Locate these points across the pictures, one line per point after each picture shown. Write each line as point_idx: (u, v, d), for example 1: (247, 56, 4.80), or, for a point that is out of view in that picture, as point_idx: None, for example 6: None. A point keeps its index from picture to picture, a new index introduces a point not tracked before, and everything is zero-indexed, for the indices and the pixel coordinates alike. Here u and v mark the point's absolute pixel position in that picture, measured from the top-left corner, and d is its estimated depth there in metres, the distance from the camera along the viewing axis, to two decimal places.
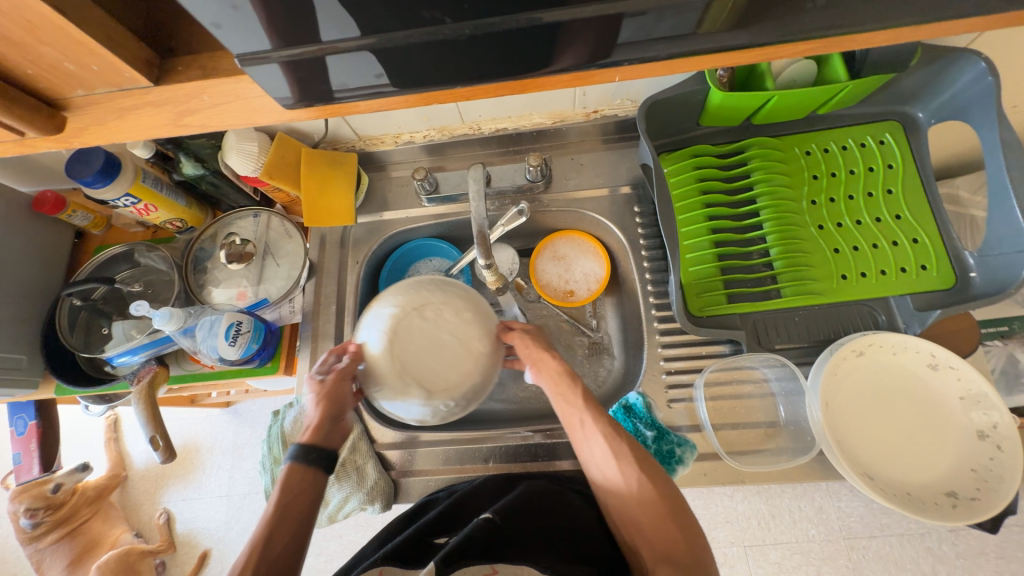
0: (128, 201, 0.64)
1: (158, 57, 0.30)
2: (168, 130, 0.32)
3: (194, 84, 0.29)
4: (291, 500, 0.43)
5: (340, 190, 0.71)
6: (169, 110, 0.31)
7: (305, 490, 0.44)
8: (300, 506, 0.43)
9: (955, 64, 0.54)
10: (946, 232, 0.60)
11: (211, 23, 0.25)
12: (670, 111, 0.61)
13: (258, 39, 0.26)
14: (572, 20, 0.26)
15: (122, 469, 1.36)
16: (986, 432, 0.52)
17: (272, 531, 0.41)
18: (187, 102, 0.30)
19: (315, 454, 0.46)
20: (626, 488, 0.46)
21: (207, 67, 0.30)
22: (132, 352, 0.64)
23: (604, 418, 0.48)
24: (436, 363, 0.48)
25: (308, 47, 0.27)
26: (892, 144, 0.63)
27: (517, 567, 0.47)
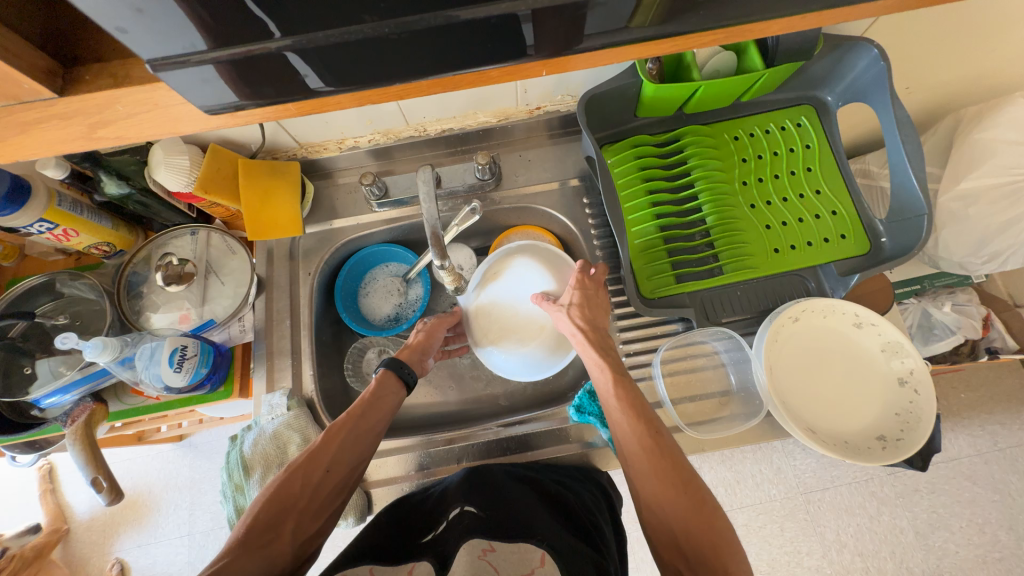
0: (42, 227, 0.58)
1: (62, 67, 0.28)
2: (80, 145, 0.30)
3: (105, 93, 0.28)
4: (377, 399, 0.56)
5: (284, 200, 0.69)
6: (79, 123, 0.29)
7: (387, 396, 0.57)
8: (383, 405, 0.56)
9: (852, 52, 0.60)
10: (859, 203, 0.66)
11: (115, 28, 0.23)
12: (608, 103, 0.63)
13: (172, 42, 0.25)
14: (498, 15, 0.26)
15: (63, 523, 1.24)
16: (905, 378, 0.58)
17: (367, 409, 0.55)
18: (99, 113, 0.28)
19: (407, 370, 0.60)
20: (665, 501, 0.47)
21: (118, 75, 0.28)
22: (62, 391, 0.59)
23: (648, 431, 0.51)
24: (520, 322, 0.67)
25: (229, 50, 0.26)
26: (808, 126, 0.69)
27: (513, 545, 0.49)
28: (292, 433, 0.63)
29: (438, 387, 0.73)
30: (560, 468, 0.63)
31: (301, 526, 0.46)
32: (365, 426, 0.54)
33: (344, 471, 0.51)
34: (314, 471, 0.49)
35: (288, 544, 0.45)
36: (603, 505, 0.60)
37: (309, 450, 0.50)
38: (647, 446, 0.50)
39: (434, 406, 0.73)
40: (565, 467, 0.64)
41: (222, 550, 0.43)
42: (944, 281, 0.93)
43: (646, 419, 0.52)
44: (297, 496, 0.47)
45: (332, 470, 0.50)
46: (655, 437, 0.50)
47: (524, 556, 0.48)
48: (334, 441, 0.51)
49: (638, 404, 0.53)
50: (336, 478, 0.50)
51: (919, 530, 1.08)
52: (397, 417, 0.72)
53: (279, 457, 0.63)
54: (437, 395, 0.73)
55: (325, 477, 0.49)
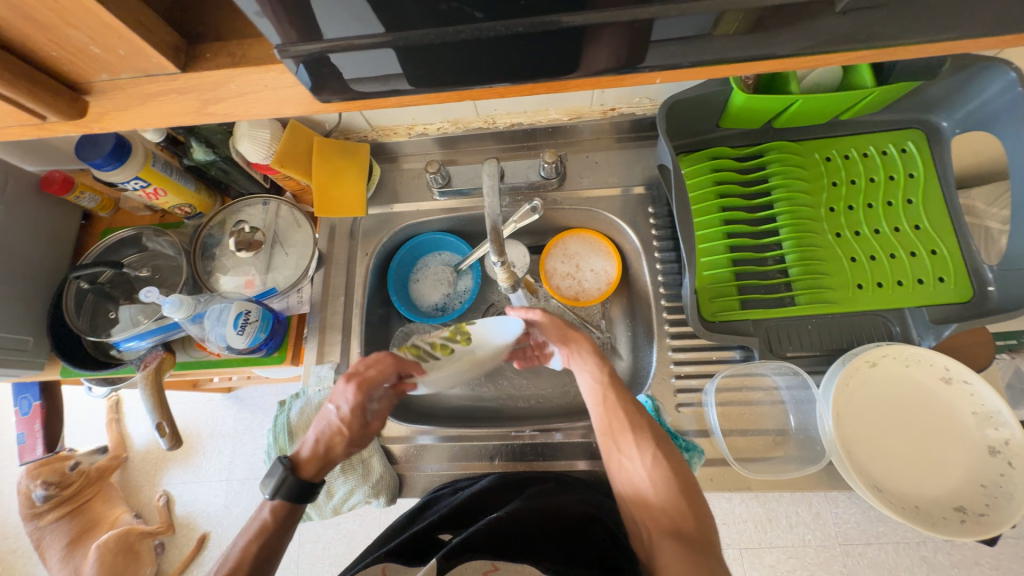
0: (137, 185, 0.63)
1: (185, 43, 0.29)
2: (191, 119, 0.31)
3: (222, 72, 0.28)
4: (271, 539, 0.48)
5: (352, 181, 0.70)
6: (194, 98, 0.30)
7: (280, 530, 0.49)
8: (275, 543, 0.49)
9: (984, 74, 0.53)
10: (965, 245, 0.59)
11: (255, 12, 0.24)
12: (691, 111, 0.59)
13: (300, 29, 0.25)
14: (638, 20, 0.25)
15: (122, 451, 1.37)
16: (998, 448, 0.52)
17: (259, 543, 0.48)
18: (213, 91, 0.29)
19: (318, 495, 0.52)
20: (638, 460, 0.53)
21: (235, 54, 0.29)
22: (139, 337, 0.64)
23: (628, 399, 0.56)
24: None
25: (355, 39, 0.26)
26: (914, 153, 0.62)
27: (518, 565, 0.48)
28: None
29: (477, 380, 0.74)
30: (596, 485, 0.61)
31: None
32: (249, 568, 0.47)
33: None
34: None
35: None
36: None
37: None
38: (628, 411, 0.55)
39: (470, 400, 0.73)
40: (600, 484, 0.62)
41: None
42: None
43: (624, 394, 0.57)
44: None
45: None
46: (634, 406, 0.56)
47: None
48: None
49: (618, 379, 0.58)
50: None
51: None
52: (434, 405, 0.73)
53: None
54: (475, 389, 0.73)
55: None
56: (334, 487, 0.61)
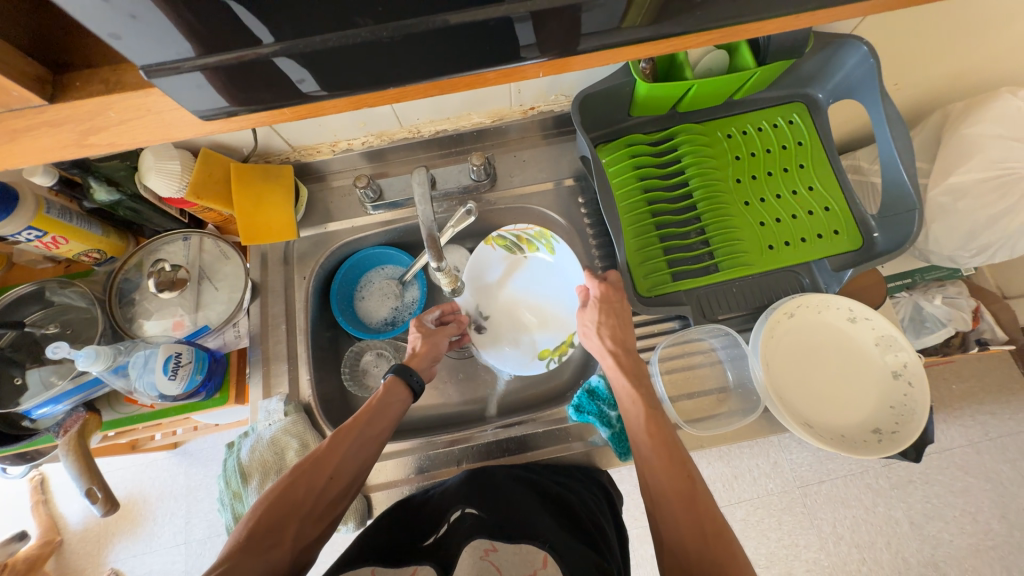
0: (31, 235, 0.58)
1: (51, 73, 0.28)
2: (71, 152, 0.29)
3: (97, 99, 0.27)
4: (385, 406, 0.56)
5: (279, 204, 0.68)
6: (70, 130, 0.28)
7: (395, 404, 0.57)
8: (389, 414, 0.56)
9: (842, 49, 0.61)
10: (852, 199, 0.67)
11: (109, 34, 0.23)
12: (603, 103, 0.63)
13: (165, 46, 0.24)
14: (494, 18, 0.26)
15: (55, 534, 1.22)
16: (899, 371, 0.59)
17: (376, 411, 0.55)
18: (90, 120, 0.28)
19: (414, 377, 0.59)
20: (680, 514, 0.46)
21: (110, 80, 0.28)
22: (54, 402, 0.58)
23: (673, 449, 0.50)
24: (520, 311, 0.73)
25: (223, 54, 0.25)
26: (801, 123, 0.69)
27: (514, 546, 0.49)
28: (289, 439, 0.62)
29: (436, 389, 0.73)
30: (562, 469, 0.63)
31: (304, 532, 0.47)
32: (372, 431, 0.54)
33: (344, 482, 0.51)
34: (319, 474, 0.49)
35: (289, 549, 0.45)
36: (604, 505, 0.60)
37: (315, 453, 0.51)
38: (673, 461, 0.49)
39: (433, 409, 0.73)
40: (567, 468, 0.64)
41: (225, 551, 0.43)
42: (934, 275, 1.05)
43: (672, 445, 0.51)
44: (302, 502, 0.47)
45: (335, 477, 0.50)
46: (682, 460, 0.49)
47: (525, 557, 0.48)
48: (343, 443, 0.52)
49: (663, 425, 0.52)
50: (338, 486, 0.50)
51: (914, 521, 1.09)
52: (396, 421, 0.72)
53: (277, 463, 0.61)
54: (436, 397, 0.73)
55: (330, 482, 0.50)
56: None
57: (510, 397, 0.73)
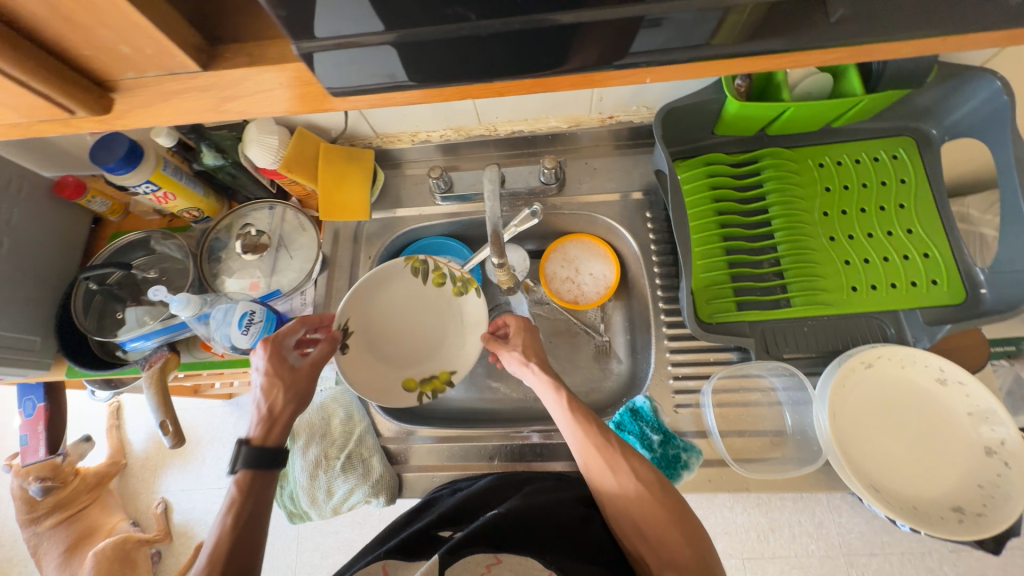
0: (148, 188, 0.65)
1: (206, 44, 0.31)
2: (210, 116, 0.33)
3: (239, 70, 0.30)
4: (248, 512, 0.48)
5: (355, 185, 0.72)
6: (213, 96, 0.31)
7: (260, 499, 0.49)
8: (254, 517, 0.48)
9: (971, 83, 0.55)
10: (958, 248, 0.60)
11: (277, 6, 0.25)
12: (687, 118, 0.61)
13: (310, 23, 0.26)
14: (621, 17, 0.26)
15: (122, 457, 1.37)
16: (994, 448, 0.52)
17: (236, 528, 0.47)
18: (231, 88, 0.31)
19: (271, 458, 0.51)
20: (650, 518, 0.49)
21: (253, 54, 0.30)
22: (145, 337, 0.64)
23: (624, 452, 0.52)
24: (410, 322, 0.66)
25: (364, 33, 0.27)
26: (906, 159, 0.63)
27: (520, 556, 0.49)
28: (337, 407, 0.64)
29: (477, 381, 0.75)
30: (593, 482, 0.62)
31: None
32: (237, 550, 0.46)
33: None
34: None
35: None
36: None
37: None
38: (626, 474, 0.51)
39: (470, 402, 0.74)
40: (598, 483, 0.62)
41: None
42: None
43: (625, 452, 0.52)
44: None
45: None
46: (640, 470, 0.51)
47: (529, 570, 0.48)
48: None
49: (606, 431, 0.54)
50: None
51: None
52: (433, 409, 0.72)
53: (322, 428, 0.64)
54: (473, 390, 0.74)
55: None
56: (334, 487, 0.60)
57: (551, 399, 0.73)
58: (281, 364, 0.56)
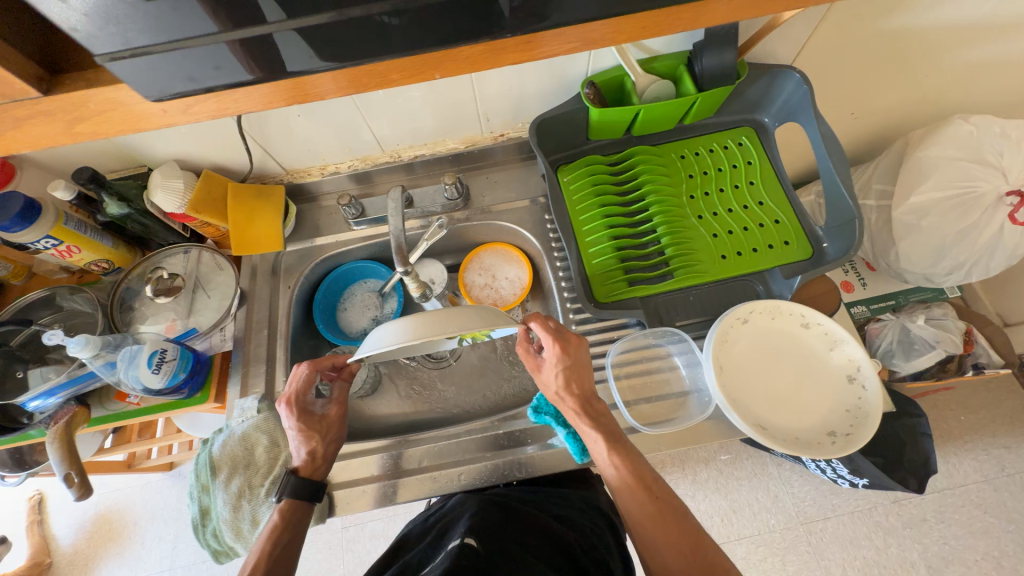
0: (48, 243, 0.65)
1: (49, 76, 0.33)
2: (61, 140, 0.34)
3: (78, 91, 0.32)
4: (292, 533, 0.56)
5: (267, 219, 0.75)
6: (58, 119, 0.33)
7: (300, 519, 0.58)
8: (293, 541, 0.56)
9: (779, 77, 0.67)
10: (800, 212, 0.70)
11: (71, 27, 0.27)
12: (561, 127, 0.70)
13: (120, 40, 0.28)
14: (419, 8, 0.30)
15: (46, 556, 1.23)
16: (854, 375, 0.60)
17: (285, 541, 0.55)
18: (74, 111, 0.33)
19: (316, 491, 0.59)
20: (649, 520, 0.53)
21: (89, 77, 0.32)
22: (49, 393, 0.62)
23: (631, 459, 0.56)
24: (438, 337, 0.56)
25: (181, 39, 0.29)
26: (749, 145, 0.74)
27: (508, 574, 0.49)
28: (260, 435, 0.65)
29: (412, 398, 0.82)
30: (565, 496, 0.73)
31: None
32: (283, 559, 0.54)
33: None
34: None
35: None
36: (606, 536, 0.68)
37: None
38: (634, 484, 0.54)
39: (403, 415, 0.82)
40: (568, 500, 0.72)
41: None
42: (917, 296, 1.07)
43: (633, 458, 0.56)
44: None
45: None
46: (643, 476, 0.55)
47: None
48: None
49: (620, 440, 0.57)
50: None
51: None
52: (372, 424, 0.81)
53: (245, 459, 0.63)
54: (402, 403, 0.82)
55: None
56: (259, 514, 0.61)
57: (481, 397, 0.82)
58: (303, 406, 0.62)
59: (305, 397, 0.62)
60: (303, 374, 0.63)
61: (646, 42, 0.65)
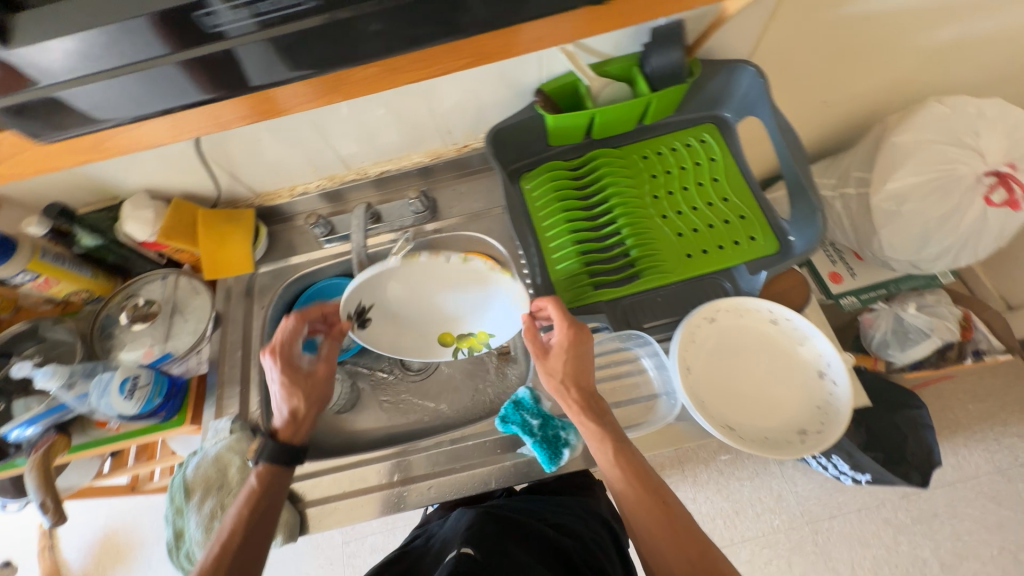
0: (26, 277, 0.67)
1: None
2: None
3: None
4: (267, 506, 0.57)
5: (239, 243, 0.76)
6: None
7: (276, 488, 0.59)
8: (271, 509, 0.57)
9: (733, 73, 0.66)
10: (764, 206, 0.69)
11: None
12: (518, 135, 0.70)
13: None
14: None
15: None
16: (824, 370, 0.58)
17: (262, 509, 0.57)
18: None
19: (293, 450, 0.60)
20: (659, 528, 0.53)
21: None
22: (29, 423, 0.64)
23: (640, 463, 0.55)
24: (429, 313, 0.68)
25: None
26: (711, 142, 0.74)
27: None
28: (232, 455, 0.65)
29: (391, 412, 0.82)
30: (566, 503, 0.74)
31: None
32: (257, 531, 0.56)
33: None
34: None
35: None
36: (608, 543, 0.68)
37: None
38: (644, 488, 0.54)
39: (382, 429, 0.81)
40: (569, 508, 0.72)
41: None
42: (910, 284, 1.05)
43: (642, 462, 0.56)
44: None
45: None
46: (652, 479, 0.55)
47: None
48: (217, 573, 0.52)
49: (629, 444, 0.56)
50: None
51: None
52: (352, 439, 0.81)
53: (219, 479, 0.64)
54: (381, 417, 0.82)
55: None
56: None
57: (458, 407, 0.81)
58: (290, 363, 0.62)
59: (290, 347, 0.63)
60: (291, 324, 0.63)
61: (594, 47, 0.64)
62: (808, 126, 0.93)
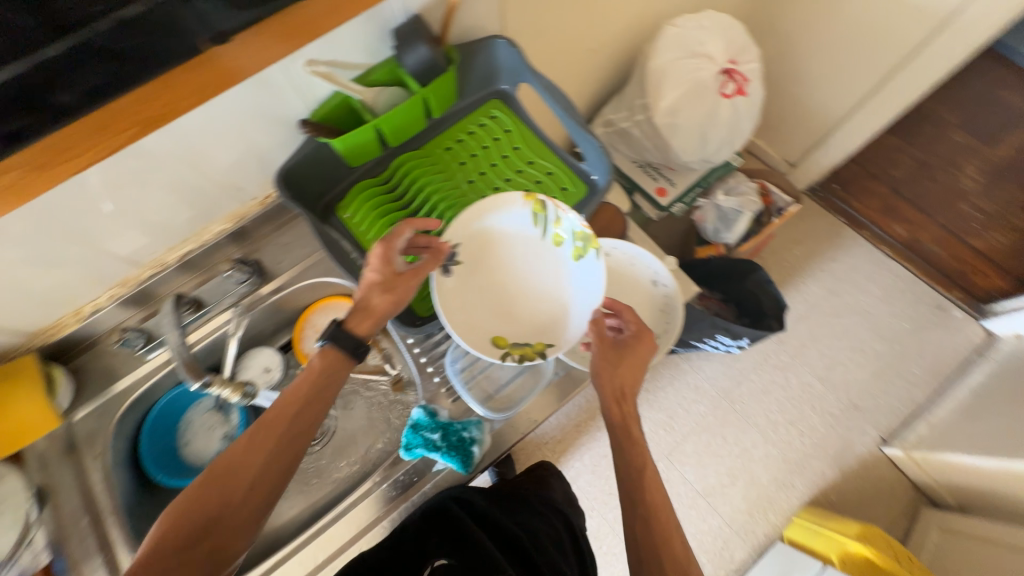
0: None
1: None
2: None
3: None
4: (314, 391, 0.56)
5: (29, 399, 0.62)
6: None
7: (327, 381, 0.57)
8: (318, 402, 0.56)
9: (488, 49, 0.69)
10: (564, 158, 0.76)
11: None
12: (311, 169, 0.68)
13: None
14: None
15: None
16: (657, 277, 0.67)
17: (316, 389, 0.56)
18: None
19: (360, 350, 0.59)
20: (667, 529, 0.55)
21: None
22: None
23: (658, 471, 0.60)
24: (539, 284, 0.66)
25: None
26: (501, 115, 0.77)
27: None
28: None
29: (306, 489, 0.76)
30: (522, 496, 0.68)
31: (219, 544, 0.48)
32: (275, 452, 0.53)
33: (252, 495, 0.51)
34: (207, 506, 0.49)
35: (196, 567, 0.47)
36: (561, 538, 0.64)
37: (228, 461, 0.51)
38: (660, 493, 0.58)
39: (302, 512, 0.75)
40: (523, 502, 0.67)
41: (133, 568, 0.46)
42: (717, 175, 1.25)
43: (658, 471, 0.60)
44: (219, 512, 0.49)
45: (223, 510, 0.49)
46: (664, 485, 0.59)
47: None
48: (258, 453, 0.52)
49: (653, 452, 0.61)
50: (246, 505, 0.50)
51: None
52: (273, 538, 0.73)
53: None
54: (295, 502, 0.75)
55: (250, 490, 0.51)
56: None
57: (373, 449, 0.78)
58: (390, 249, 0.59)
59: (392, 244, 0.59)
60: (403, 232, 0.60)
61: (348, 61, 0.63)
62: (587, 73, 1.02)
